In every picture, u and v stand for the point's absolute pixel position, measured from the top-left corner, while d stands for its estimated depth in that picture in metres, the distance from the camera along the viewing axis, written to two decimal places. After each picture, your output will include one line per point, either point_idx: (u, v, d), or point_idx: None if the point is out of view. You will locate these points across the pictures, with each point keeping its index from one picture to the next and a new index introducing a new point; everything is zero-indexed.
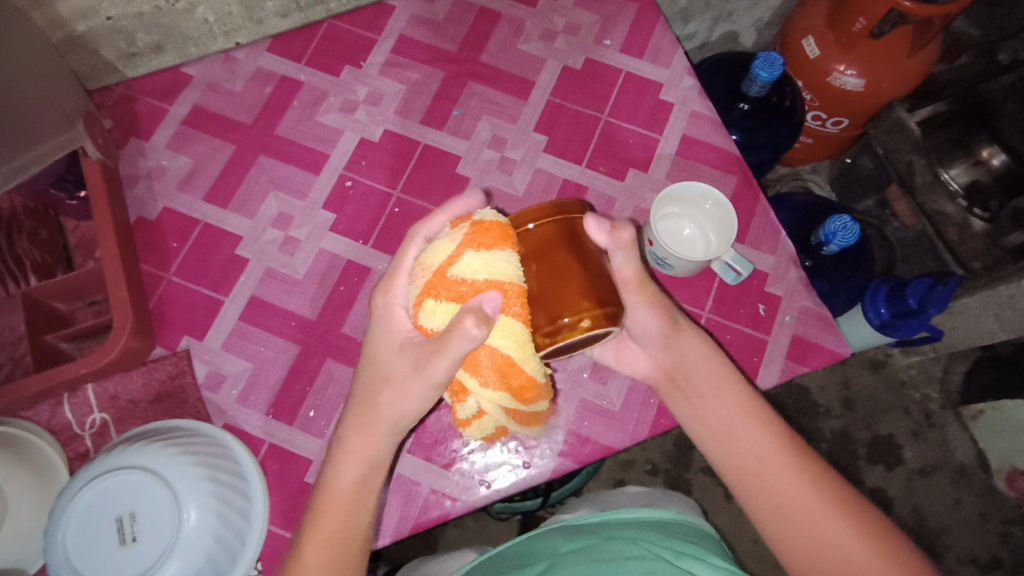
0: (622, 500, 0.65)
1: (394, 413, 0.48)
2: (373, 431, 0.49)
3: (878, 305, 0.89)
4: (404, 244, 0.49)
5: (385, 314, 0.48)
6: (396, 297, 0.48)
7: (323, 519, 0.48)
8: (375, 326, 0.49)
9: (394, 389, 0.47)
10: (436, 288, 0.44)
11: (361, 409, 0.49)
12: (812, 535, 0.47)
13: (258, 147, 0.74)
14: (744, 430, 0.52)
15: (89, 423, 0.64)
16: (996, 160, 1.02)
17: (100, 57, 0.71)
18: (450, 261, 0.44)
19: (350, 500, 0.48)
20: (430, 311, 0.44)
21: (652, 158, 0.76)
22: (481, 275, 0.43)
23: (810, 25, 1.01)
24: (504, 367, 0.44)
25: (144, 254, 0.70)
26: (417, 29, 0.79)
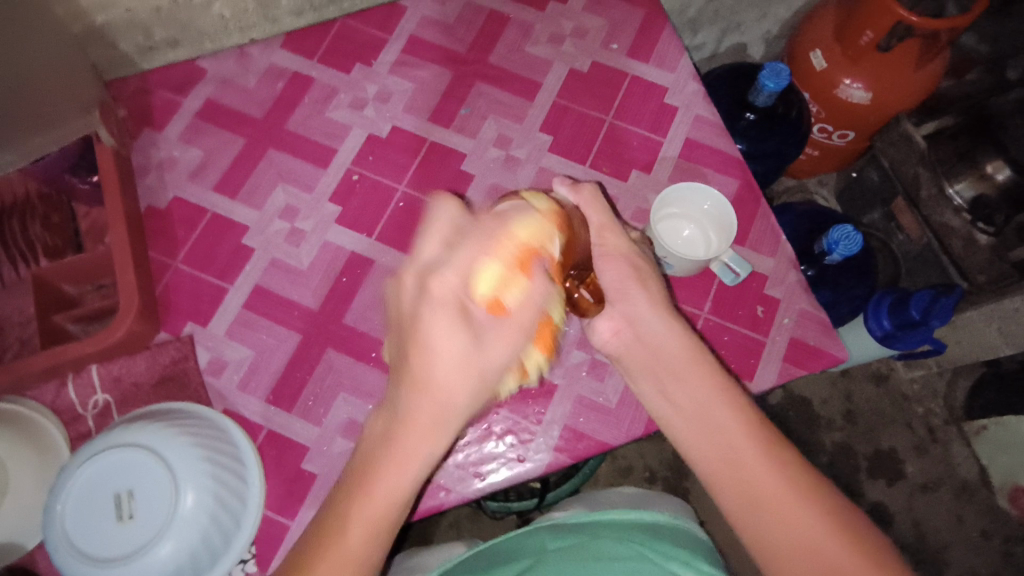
0: (617, 501, 0.65)
1: (454, 401, 0.44)
2: (435, 425, 0.44)
3: (880, 316, 0.91)
4: (467, 231, 0.45)
5: (453, 308, 0.43)
6: (459, 291, 0.43)
7: (369, 501, 0.45)
8: (432, 316, 0.42)
9: (459, 373, 0.43)
10: (525, 266, 0.45)
11: (415, 401, 0.44)
12: (785, 525, 0.46)
13: (268, 141, 0.76)
14: (723, 423, 0.51)
15: (92, 403, 0.65)
16: (1000, 175, 0.98)
17: (117, 50, 0.73)
18: (539, 243, 0.46)
19: (399, 492, 0.45)
20: (516, 284, 0.44)
21: (655, 160, 0.77)
22: (558, 252, 0.48)
23: (818, 38, 1.02)
24: (545, 332, 0.48)
25: (153, 242, 0.72)
26: (427, 29, 0.81)
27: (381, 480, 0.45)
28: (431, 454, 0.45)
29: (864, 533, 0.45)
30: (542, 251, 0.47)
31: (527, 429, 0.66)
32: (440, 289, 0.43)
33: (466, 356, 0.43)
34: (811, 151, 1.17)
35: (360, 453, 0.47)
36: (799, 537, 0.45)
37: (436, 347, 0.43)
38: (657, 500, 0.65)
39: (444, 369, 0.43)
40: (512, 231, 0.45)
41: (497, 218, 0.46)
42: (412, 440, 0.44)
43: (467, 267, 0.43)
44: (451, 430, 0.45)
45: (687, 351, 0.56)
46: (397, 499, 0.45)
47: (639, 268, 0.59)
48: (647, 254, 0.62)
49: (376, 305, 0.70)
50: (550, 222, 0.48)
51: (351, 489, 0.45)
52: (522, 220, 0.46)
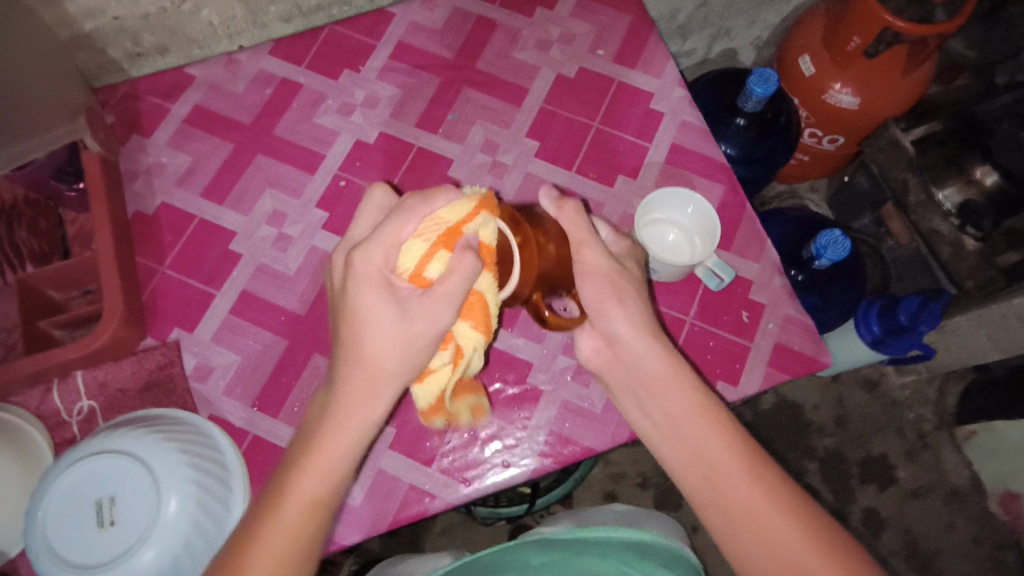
0: (607, 517, 0.66)
1: (387, 364, 0.46)
2: (369, 391, 0.47)
3: (870, 321, 0.92)
4: (400, 214, 0.47)
5: (377, 283, 0.46)
6: (383, 266, 0.47)
7: (306, 465, 0.46)
8: (360, 292, 0.47)
9: (383, 341, 0.46)
10: (450, 243, 0.46)
11: (349, 371, 0.48)
12: (768, 541, 0.46)
13: (256, 147, 0.76)
14: (703, 435, 0.51)
15: (78, 410, 0.65)
16: (989, 180, 1.03)
17: (106, 56, 0.73)
18: (463, 221, 0.46)
19: (337, 459, 0.47)
20: (438, 259, 0.46)
21: (641, 166, 0.77)
22: (488, 231, 0.47)
23: (806, 44, 1.02)
24: (477, 304, 0.47)
25: (140, 247, 0.72)
26: (415, 36, 0.81)
27: (318, 450, 0.47)
28: (373, 418, 0.48)
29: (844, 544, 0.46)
30: (471, 232, 0.47)
31: (512, 436, 0.66)
32: (363, 264, 0.46)
33: (394, 326, 0.46)
34: (801, 156, 1.17)
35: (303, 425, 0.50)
36: (782, 552, 0.46)
37: (367, 320, 0.47)
38: (649, 518, 0.65)
39: (372, 339, 0.47)
40: (439, 213, 0.46)
41: (422, 194, 0.47)
42: (349, 407, 0.47)
43: (396, 249, 0.47)
44: (387, 397, 0.48)
45: (665, 365, 0.54)
46: (333, 470, 0.47)
47: (618, 282, 0.55)
48: (634, 269, 0.58)
49: None
50: (482, 199, 0.48)
51: (290, 459, 0.47)
52: (450, 201, 0.47)
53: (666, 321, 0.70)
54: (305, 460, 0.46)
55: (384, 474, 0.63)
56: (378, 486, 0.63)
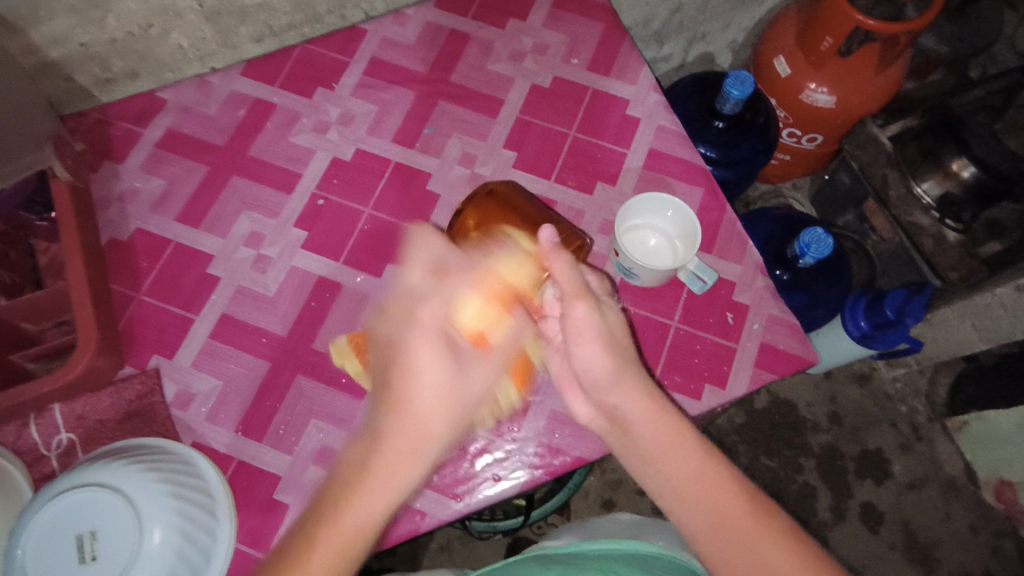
0: (611, 529, 0.65)
1: (434, 421, 0.46)
2: (415, 450, 0.46)
3: (857, 317, 0.92)
4: (472, 274, 0.52)
5: (439, 334, 0.48)
6: (443, 317, 0.49)
7: (340, 529, 0.43)
8: (418, 340, 0.48)
9: (431, 397, 0.47)
10: (510, 302, 0.53)
11: (397, 423, 0.46)
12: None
13: (231, 168, 0.75)
14: (714, 488, 0.48)
15: (55, 443, 0.64)
16: (966, 172, 1.00)
17: (74, 83, 0.72)
18: (518, 281, 0.55)
19: (368, 527, 0.43)
20: (500, 322, 0.52)
21: (620, 172, 0.77)
22: (535, 287, 0.57)
23: (781, 45, 1.03)
24: (521, 367, 0.58)
25: (115, 275, 0.71)
26: (388, 51, 0.81)
27: (347, 509, 0.43)
28: (408, 482, 0.45)
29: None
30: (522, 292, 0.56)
31: (501, 448, 0.65)
32: (427, 315, 0.49)
33: (437, 373, 0.47)
34: (783, 156, 1.18)
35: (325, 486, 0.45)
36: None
37: (418, 371, 0.47)
38: (653, 529, 0.63)
39: (429, 391, 0.47)
40: (501, 275, 0.55)
41: (487, 257, 0.55)
42: (395, 466, 0.45)
43: (457, 304, 0.50)
44: (429, 457, 0.46)
45: (665, 420, 0.52)
46: (360, 539, 0.43)
47: (607, 337, 0.53)
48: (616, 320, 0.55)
49: (344, 329, 0.69)
50: (533, 259, 0.57)
51: (307, 531, 0.43)
52: (513, 266, 0.56)
53: (652, 326, 0.70)
54: (328, 526, 0.43)
55: None
56: None
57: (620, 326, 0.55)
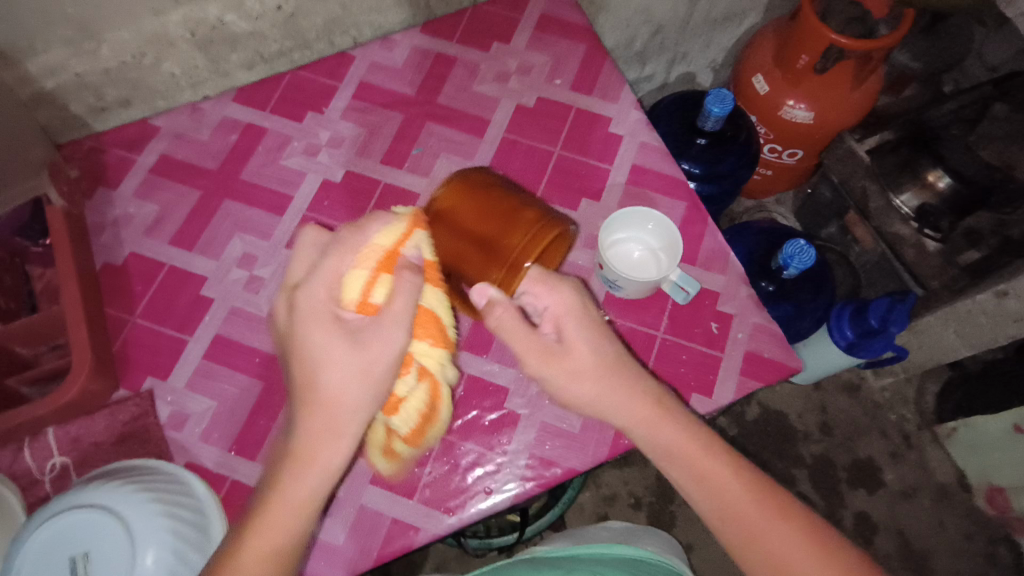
0: (603, 534, 0.66)
1: (342, 394, 0.46)
2: (332, 432, 0.46)
3: (844, 327, 0.94)
4: (339, 249, 0.48)
5: (324, 316, 0.47)
6: (328, 299, 0.47)
7: (272, 512, 0.45)
8: (306, 326, 0.47)
9: (330, 373, 0.46)
10: (390, 264, 0.48)
11: (308, 407, 0.46)
12: (756, 542, 0.50)
13: (224, 192, 0.77)
14: (726, 482, 0.52)
15: (49, 466, 0.64)
16: (942, 183, 1.02)
17: (68, 112, 0.74)
18: (400, 244, 0.50)
19: (304, 503, 0.45)
20: (382, 283, 0.48)
21: (605, 188, 0.79)
22: (425, 249, 0.51)
23: (759, 63, 1.06)
24: (427, 320, 0.52)
25: (110, 299, 0.72)
26: (376, 76, 0.83)
27: (278, 494, 0.45)
28: (336, 456, 0.46)
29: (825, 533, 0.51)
30: (405, 251, 0.50)
31: (492, 461, 0.65)
32: (307, 300, 0.47)
33: (330, 349, 0.46)
34: (764, 171, 1.20)
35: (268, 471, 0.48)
36: (772, 550, 0.49)
37: (313, 352, 0.46)
38: (643, 535, 0.65)
39: (328, 372, 0.46)
40: (374, 237, 0.49)
41: (354, 225, 0.49)
42: (313, 450, 0.46)
43: (338, 283, 0.48)
44: (353, 429, 0.47)
45: (659, 416, 0.55)
46: (296, 517, 0.45)
47: (575, 378, 0.55)
48: (583, 355, 0.55)
49: None
50: (412, 221, 0.51)
51: (245, 518, 0.46)
52: (384, 226, 0.49)
53: (639, 337, 0.71)
54: (261, 518, 0.45)
55: (365, 510, 0.63)
56: (360, 522, 0.62)
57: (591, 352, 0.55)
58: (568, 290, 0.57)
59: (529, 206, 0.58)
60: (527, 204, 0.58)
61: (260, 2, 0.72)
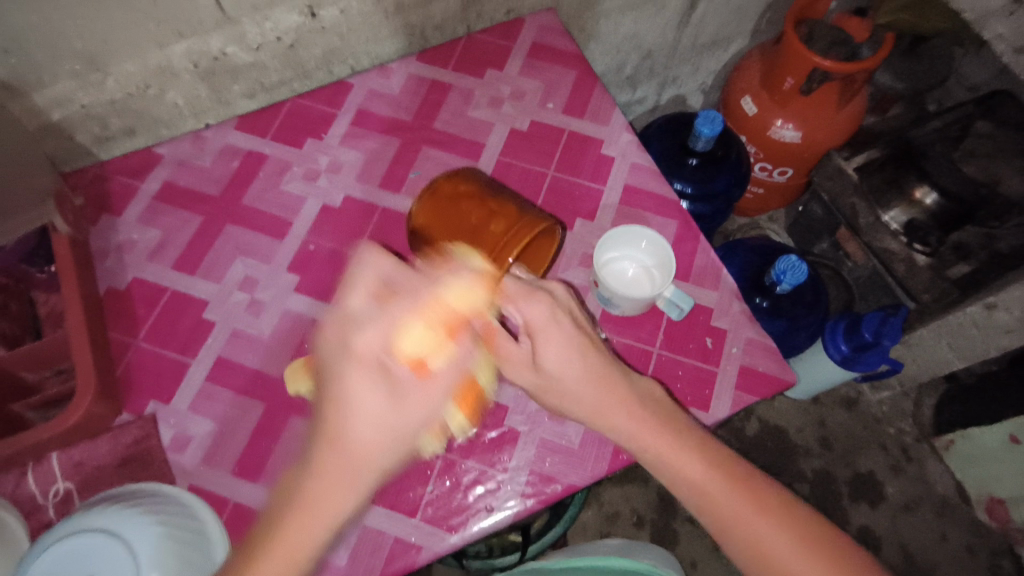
0: (600, 550, 0.69)
1: (372, 450, 0.44)
2: (345, 484, 0.43)
3: (838, 341, 0.95)
4: (401, 301, 0.48)
5: (374, 365, 0.46)
6: (381, 347, 0.46)
7: (268, 559, 0.42)
8: (352, 370, 0.45)
9: (364, 421, 0.45)
10: (449, 330, 0.50)
11: (329, 452, 0.44)
12: (752, 542, 0.52)
13: (226, 217, 0.78)
14: (715, 483, 0.53)
15: (53, 491, 0.64)
16: (929, 200, 1.06)
17: (75, 142, 0.76)
18: (467, 311, 0.52)
19: (302, 555, 0.42)
20: (438, 348, 0.49)
21: (598, 208, 0.81)
22: (489, 314, 0.55)
23: (746, 86, 1.09)
24: (469, 395, 0.54)
25: (113, 323, 0.73)
26: (373, 102, 0.86)
27: (278, 540, 0.42)
28: (344, 506, 0.43)
29: (816, 528, 0.53)
30: (467, 318, 0.53)
31: (493, 478, 0.66)
32: (362, 345, 0.46)
33: (368, 397, 0.45)
34: (755, 190, 1.23)
35: (267, 510, 0.45)
36: (766, 548, 0.51)
37: (351, 398, 0.45)
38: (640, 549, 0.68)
39: (362, 424, 0.45)
40: (443, 300, 0.51)
41: (431, 284, 0.51)
42: (326, 497, 0.43)
43: (392, 333, 0.47)
44: (368, 482, 0.44)
45: (648, 427, 0.55)
46: (288, 571, 0.42)
47: (549, 392, 0.57)
48: (553, 372, 0.56)
49: None
50: (487, 286, 0.54)
51: (241, 562, 0.43)
52: (459, 289, 0.52)
53: (634, 353, 0.72)
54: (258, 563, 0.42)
55: (366, 530, 0.63)
56: (361, 542, 0.63)
57: (559, 369, 0.56)
58: (540, 305, 0.55)
59: (498, 216, 0.60)
60: (495, 210, 0.61)
61: (261, 33, 0.74)
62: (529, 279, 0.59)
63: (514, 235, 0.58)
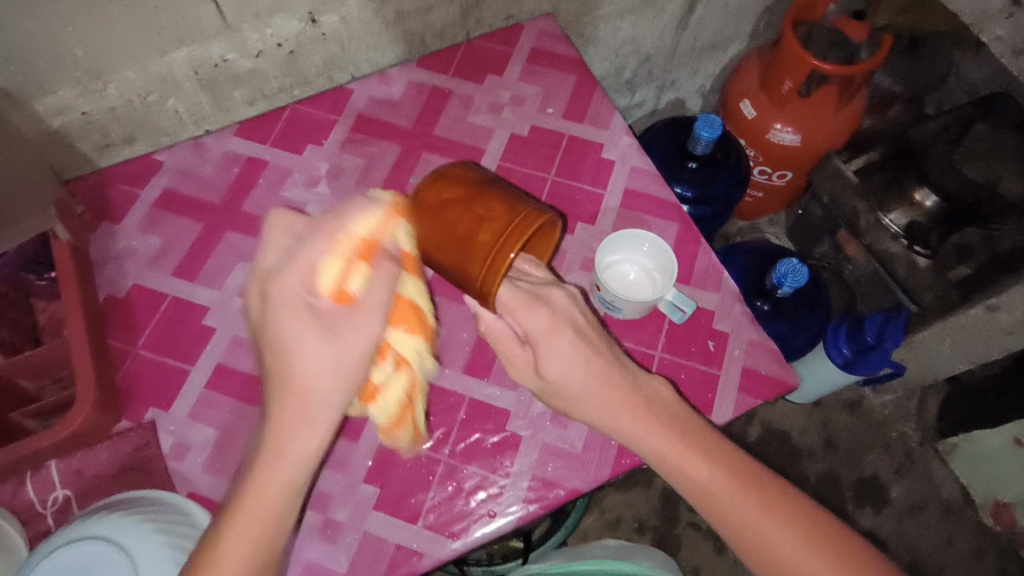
0: (598, 551, 0.74)
1: (318, 385, 0.46)
2: (303, 421, 0.46)
3: (839, 343, 0.95)
4: (311, 242, 0.48)
5: (300, 308, 0.46)
6: (302, 288, 0.46)
7: (247, 501, 0.45)
8: (280, 316, 0.46)
9: (302, 361, 0.45)
10: (367, 254, 0.49)
11: (279, 398, 0.46)
12: (758, 541, 0.51)
13: (226, 224, 0.78)
14: (718, 484, 0.53)
15: (51, 500, 0.64)
16: (928, 202, 1.05)
17: (75, 150, 0.76)
18: (377, 235, 0.51)
19: (283, 489, 0.45)
20: (358, 272, 0.47)
21: (598, 212, 0.81)
22: (399, 236, 0.53)
23: (745, 89, 1.09)
24: (407, 311, 0.55)
25: (113, 331, 0.72)
26: (373, 109, 0.86)
27: (255, 483, 0.45)
28: (307, 443, 0.46)
29: (821, 524, 0.52)
30: (382, 242, 0.51)
31: (496, 483, 0.65)
32: (281, 291, 0.46)
33: (303, 337, 0.46)
34: (755, 194, 1.23)
35: (245, 458, 0.48)
36: (773, 547, 0.51)
37: (289, 345, 0.46)
38: (637, 551, 0.73)
39: (304, 366, 0.45)
40: (352, 230, 0.49)
41: (335, 216, 0.49)
42: (282, 439, 0.45)
43: (310, 273, 0.47)
44: (325, 418, 0.46)
45: (650, 429, 0.55)
46: (266, 504, 0.45)
47: (557, 397, 0.57)
48: (560, 378, 0.56)
49: None
50: (387, 211, 0.53)
51: (225, 508, 0.46)
52: (360, 216, 0.50)
53: (636, 357, 0.72)
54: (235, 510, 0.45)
55: (368, 536, 0.63)
56: (363, 549, 0.62)
57: (565, 374, 0.56)
58: (540, 313, 0.57)
59: (488, 221, 0.57)
60: (485, 210, 0.58)
61: (261, 41, 0.74)
62: (530, 286, 0.59)
63: (510, 232, 0.55)
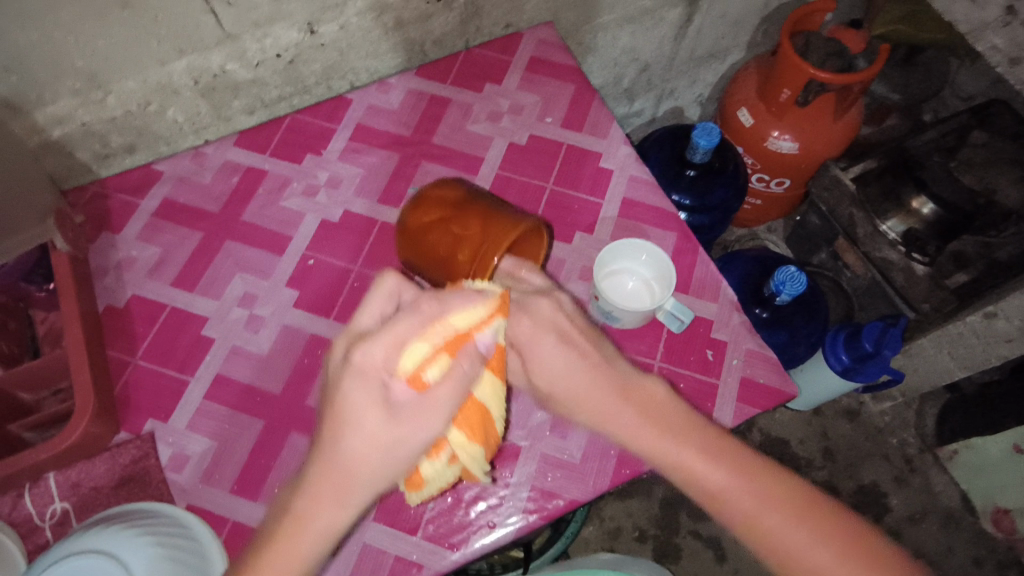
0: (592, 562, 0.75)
1: (371, 465, 0.43)
2: (338, 496, 0.42)
3: (838, 351, 0.95)
4: (403, 318, 0.46)
5: (373, 383, 0.44)
6: (384, 365, 0.44)
7: (264, 572, 0.41)
8: (349, 381, 0.44)
9: (364, 438, 0.43)
10: (451, 348, 0.47)
11: (324, 465, 0.43)
12: (765, 535, 0.50)
13: (225, 233, 0.78)
14: (720, 482, 0.51)
15: (50, 513, 0.64)
16: (926, 209, 1.03)
17: (75, 159, 0.76)
18: (473, 331, 0.49)
19: (304, 561, 0.42)
20: (438, 363, 0.46)
21: (597, 221, 0.81)
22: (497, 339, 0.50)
23: (743, 97, 1.09)
24: (473, 414, 0.53)
25: (111, 341, 0.72)
26: (373, 117, 0.86)
27: (271, 555, 0.42)
28: (338, 520, 0.42)
29: (831, 513, 0.51)
30: (473, 338, 0.49)
31: (495, 494, 0.66)
32: (362, 360, 0.44)
33: (367, 415, 0.43)
34: (754, 201, 1.23)
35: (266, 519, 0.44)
36: (782, 543, 0.50)
37: (350, 414, 0.43)
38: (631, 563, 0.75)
39: (363, 440, 0.43)
40: (448, 319, 0.48)
41: (438, 299, 0.48)
42: (314, 510, 0.42)
43: (396, 352, 0.45)
44: (364, 495, 0.43)
45: (646, 427, 0.53)
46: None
47: (549, 402, 0.58)
48: (547, 384, 0.56)
49: None
50: (495, 308, 0.50)
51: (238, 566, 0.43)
52: (465, 307, 0.49)
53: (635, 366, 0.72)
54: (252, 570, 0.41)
55: (367, 548, 0.62)
56: (362, 561, 0.62)
57: (548, 382, 0.56)
58: (524, 319, 0.57)
59: (465, 240, 0.61)
60: (461, 230, 0.61)
61: (261, 50, 0.75)
62: (521, 291, 0.60)
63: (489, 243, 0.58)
